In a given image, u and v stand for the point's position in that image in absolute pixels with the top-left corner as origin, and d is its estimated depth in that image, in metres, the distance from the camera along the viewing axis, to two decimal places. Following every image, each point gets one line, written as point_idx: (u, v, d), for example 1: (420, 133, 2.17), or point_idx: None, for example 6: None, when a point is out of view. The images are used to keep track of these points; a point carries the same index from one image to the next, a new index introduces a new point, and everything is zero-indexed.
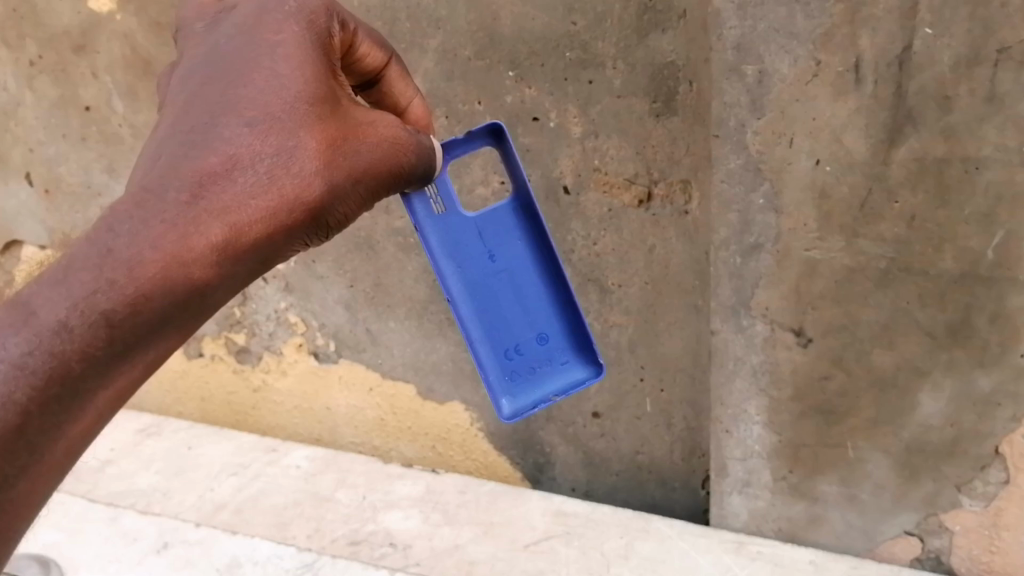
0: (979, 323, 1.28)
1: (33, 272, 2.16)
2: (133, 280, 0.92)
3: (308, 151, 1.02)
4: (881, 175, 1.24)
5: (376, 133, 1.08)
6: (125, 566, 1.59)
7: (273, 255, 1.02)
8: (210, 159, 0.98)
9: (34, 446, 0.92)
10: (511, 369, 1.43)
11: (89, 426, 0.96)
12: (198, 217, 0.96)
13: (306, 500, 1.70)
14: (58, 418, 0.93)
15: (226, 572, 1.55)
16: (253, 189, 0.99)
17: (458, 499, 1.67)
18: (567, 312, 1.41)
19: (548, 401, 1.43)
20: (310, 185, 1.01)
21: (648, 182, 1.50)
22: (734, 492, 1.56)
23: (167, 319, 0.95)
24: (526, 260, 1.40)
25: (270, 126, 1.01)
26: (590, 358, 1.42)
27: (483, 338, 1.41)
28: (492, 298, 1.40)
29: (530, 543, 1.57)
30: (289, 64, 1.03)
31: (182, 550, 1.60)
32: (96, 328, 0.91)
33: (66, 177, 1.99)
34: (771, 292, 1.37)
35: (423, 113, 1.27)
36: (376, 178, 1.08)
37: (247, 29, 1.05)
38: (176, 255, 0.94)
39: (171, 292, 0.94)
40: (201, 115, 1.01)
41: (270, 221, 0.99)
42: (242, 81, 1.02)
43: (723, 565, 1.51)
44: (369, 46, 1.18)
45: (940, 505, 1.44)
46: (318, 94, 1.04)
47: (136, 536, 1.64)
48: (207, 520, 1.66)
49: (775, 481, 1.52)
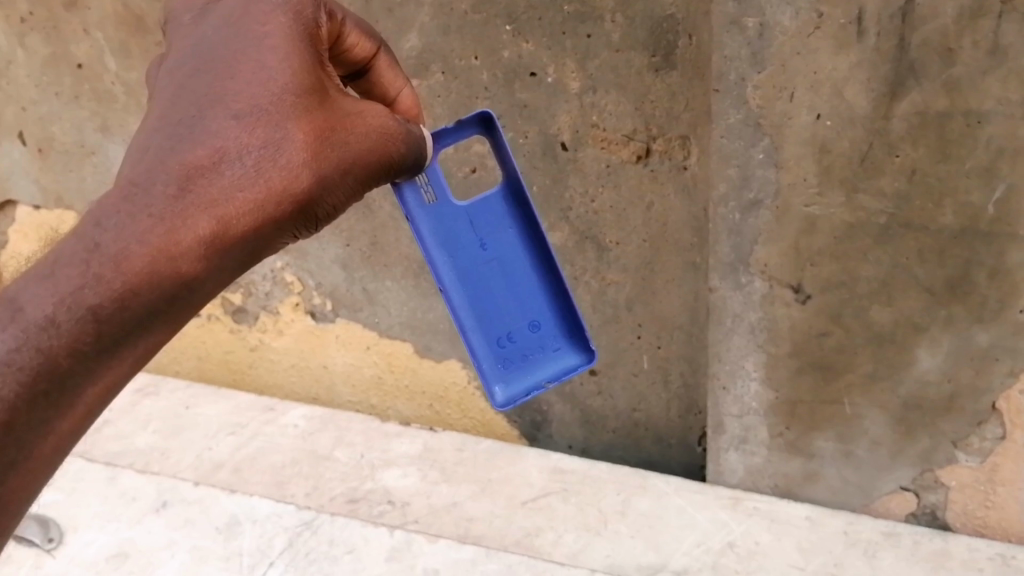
0: (978, 279, 1.27)
1: (29, 232, 2.14)
2: (120, 275, 0.90)
3: (297, 142, 0.99)
4: (882, 129, 1.22)
5: (366, 122, 1.05)
6: (125, 525, 1.61)
7: (263, 249, 0.99)
8: (196, 152, 0.96)
9: (23, 442, 0.90)
10: (504, 356, 1.42)
11: (76, 428, 0.94)
12: (185, 211, 0.94)
13: (305, 459, 1.70)
14: (45, 415, 0.91)
15: (226, 532, 1.56)
16: (241, 182, 0.96)
17: (456, 457, 1.67)
18: (559, 299, 1.39)
19: (540, 388, 1.42)
20: (300, 176, 0.98)
21: (646, 138, 1.48)
22: (731, 449, 1.56)
23: (155, 315, 0.93)
24: (517, 249, 1.38)
25: (257, 118, 0.98)
26: (583, 344, 1.41)
27: (475, 326, 1.40)
28: (483, 286, 1.39)
29: (529, 500, 1.57)
30: (276, 55, 1.01)
31: (181, 509, 1.61)
32: (84, 323, 0.90)
33: (60, 135, 1.96)
34: (770, 248, 1.36)
35: (412, 102, 1.24)
36: (367, 168, 1.05)
37: (233, 22, 1.03)
38: (164, 249, 0.92)
39: (158, 286, 0.92)
40: (188, 108, 0.98)
41: (259, 214, 0.97)
42: (229, 74, 1.00)
43: (720, 521, 1.51)
44: (357, 36, 1.16)
45: (936, 461, 1.44)
46: (307, 84, 1.01)
47: (135, 495, 1.65)
48: (205, 479, 1.67)
49: (772, 437, 1.52)
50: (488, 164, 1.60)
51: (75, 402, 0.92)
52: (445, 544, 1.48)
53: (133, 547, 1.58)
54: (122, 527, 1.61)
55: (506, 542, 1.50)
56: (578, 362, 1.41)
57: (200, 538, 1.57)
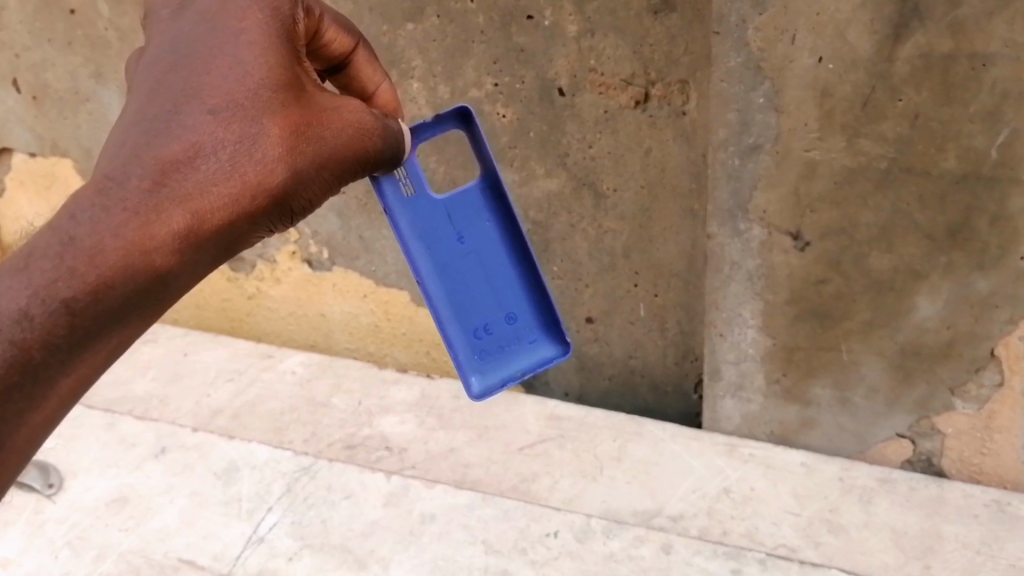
0: (979, 225, 1.26)
1: (25, 180, 2.12)
2: (96, 268, 0.91)
3: (271, 138, 0.98)
4: (885, 72, 1.19)
5: (345, 116, 1.03)
6: (124, 470, 1.61)
7: (236, 242, 1.00)
8: (171, 146, 0.95)
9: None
10: (480, 347, 1.42)
11: (50, 420, 0.94)
12: (160, 205, 0.94)
13: (302, 406, 1.70)
14: (19, 407, 0.90)
15: (225, 476, 1.57)
16: (216, 176, 0.96)
17: (453, 405, 1.67)
18: (536, 292, 1.39)
19: (516, 378, 1.43)
20: (275, 171, 0.98)
21: (645, 83, 1.45)
22: (727, 396, 1.57)
23: (129, 308, 0.94)
24: (495, 243, 1.37)
25: (232, 114, 0.97)
26: (559, 335, 1.41)
27: (453, 317, 1.39)
28: (461, 278, 1.38)
29: (525, 446, 1.58)
30: (253, 50, 0.99)
31: (180, 455, 1.62)
32: (58, 316, 0.90)
33: (53, 82, 1.93)
34: (769, 194, 1.34)
35: (390, 97, 1.21)
36: (344, 163, 1.04)
37: (212, 15, 1.01)
38: (138, 242, 0.92)
39: (132, 279, 0.93)
40: (164, 102, 0.97)
41: (233, 208, 0.97)
42: (205, 68, 0.98)
43: (716, 467, 1.52)
44: (335, 32, 1.13)
45: (933, 408, 1.45)
46: (284, 79, 1.00)
47: (134, 441, 1.66)
48: (203, 426, 1.67)
49: (769, 384, 1.52)
50: (484, 110, 1.57)
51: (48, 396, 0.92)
52: (442, 489, 1.49)
53: (133, 493, 1.57)
54: (121, 474, 1.60)
55: (503, 487, 1.50)
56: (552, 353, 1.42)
57: (199, 484, 1.56)
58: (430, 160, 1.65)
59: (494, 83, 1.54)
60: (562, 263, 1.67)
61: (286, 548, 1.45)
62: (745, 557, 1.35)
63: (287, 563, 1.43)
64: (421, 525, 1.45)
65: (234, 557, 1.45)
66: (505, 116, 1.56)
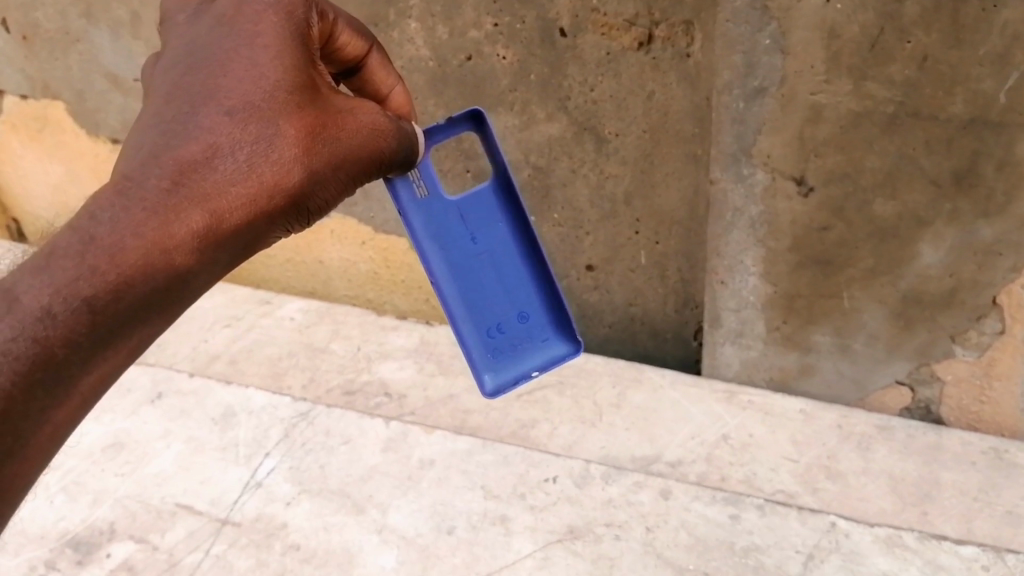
0: (986, 170, 1.23)
1: (16, 123, 2.06)
2: (116, 267, 0.87)
3: (287, 139, 0.96)
4: (895, 13, 1.15)
5: (359, 117, 1.02)
6: (119, 416, 1.61)
7: (254, 243, 0.97)
8: (190, 146, 0.93)
9: (19, 431, 0.84)
10: (493, 345, 1.40)
11: (71, 418, 0.89)
12: (180, 206, 0.91)
13: (301, 351, 1.70)
14: (42, 405, 0.85)
15: (222, 422, 1.57)
16: (233, 176, 0.94)
17: (451, 351, 1.66)
18: (547, 290, 1.36)
19: (530, 377, 1.40)
20: (292, 171, 0.96)
21: (648, 23, 1.40)
22: (727, 343, 1.57)
23: (150, 307, 0.90)
24: (507, 244, 1.35)
25: (248, 115, 0.95)
26: (569, 333, 1.39)
27: (466, 316, 1.37)
28: (475, 278, 1.36)
29: (524, 392, 1.57)
30: (268, 53, 0.97)
31: (176, 400, 1.62)
32: (79, 314, 0.85)
33: (43, 22, 1.85)
34: (773, 138, 1.32)
35: (405, 100, 1.17)
36: (359, 163, 1.02)
37: (227, 19, 0.99)
38: (158, 241, 0.90)
39: (152, 279, 0.90)
40: (181, 104, 0.95)
41: (252, 208, 0.95)
42: (222, 70, 0.96)
43: (716, 414, 1.52)
44: (349, 36, 1.10)
45: (933, 355, 1.44)
46: (300, 81, 0.98)
47: (130, 388, 1.65)
48: (201, 371, 1.67)
49: (769, 331, 1.52)
50: (483, 51, 1.53)
51: (71, 393, 0.87)
52: (440, 435, 1.50)
53: (129, 439, 1.57)
54: (117, 420, 1.60)
55: (502, 434, 1.50)
56: (564, 352, 1.40)
57: (197, 430, 1.56)
58: (429, 104, 1.63)
59: (494, 24, 1.49)
60: (563, 210, 1.64)
61: (285, 493, 1.44)
62: (744, 503, 1.36)
63: (285, 507, 1.43)
64: (420, 470, 1.45)
65: (232, 501, 1.45)
66: (505, 57, 1.52)
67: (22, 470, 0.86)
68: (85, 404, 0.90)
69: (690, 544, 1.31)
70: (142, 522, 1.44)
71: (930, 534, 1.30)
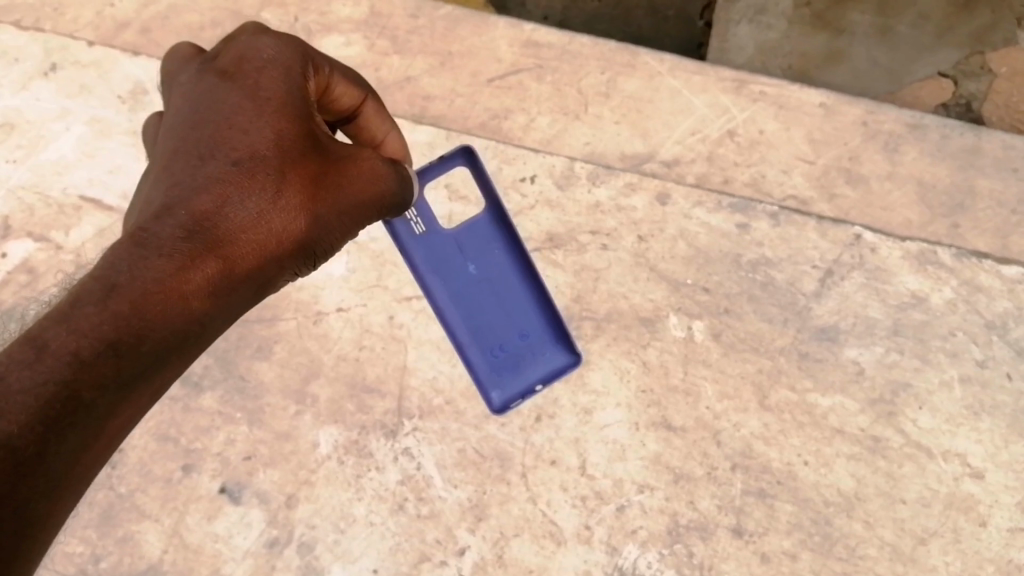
0: None
1: None
2: (142, 313, 0.64)
3: (297, 189, 0.76)
4: None
5: (363, 160, 0.81)
6: (7, 92, 1.27)
7: (259, 297, 0.76)
8: (193, 195, 0.72)
9: (50, 470, 0.57)
10: (495, 364, 1.08)
11: (79, 482, 0.60)
12: (194, 251, 0.69)
13: (225, 16, 1.26)
14: (73, 448, 0.58)
15: (131, 103, 1.24)
16: (247, 224, 0.73)
17: (409, 24, 1.23)
18: (548, 311, 1.08)
19: (534, 391, 1.07)
20: (301, 217, 0.77)
21: None
22: (743, 22, 1.33)
23: (168, 359, 0.66)
24: (507, 269, 1.09)
25: (259, 164, 0.75)
26: (567, 344, 1.08)
27: (466, 338, 1.08)
28: (475, 303, 1.09)
29: (497, 78, 1.19)
30: (276, 103, 0.77)
31: (75, 74, 1.26)
32: (104, 354, 0.61)
33: None
34: None
35: (400, 146, 0.94)
36: (362, 210, 0.81)
37: (226, 74, 0.78)
38: (177, 288, 0.66)
39: (172, 327, 0.66)
40: (182, 157, 0.75)
41: (263, 254, 0.74)
42: (226, 120, 0.76)
43: (720, 106, 1.16)
44: (345, 86, 0.85)
45: (989, 44, 1.27)
46: (308, 126, 0.78)
47: (16, 56, 1.28)
48: (104, 39, 1.27)
49: (796, 8, 1.32)
50: None
51: (86, 455, 0.60)
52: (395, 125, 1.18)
53: (21, 120, 1.26)
54: (5, 95, 1.27)
55: (469, 125, 1.18)
56: (565, 364, 1.08)
57: (102, 110, 1.24)
58: None
59: None
60: None
61: None
62: (756, 210, 1.12)
63: None
64: None
65: None
66: None
67: (44, 515, 0.57)
68: (90, 467, 0.61)
69: (688, 255, 1.11)
70: (42, 217, 1.21)
71: (968, 251, 1.09)
